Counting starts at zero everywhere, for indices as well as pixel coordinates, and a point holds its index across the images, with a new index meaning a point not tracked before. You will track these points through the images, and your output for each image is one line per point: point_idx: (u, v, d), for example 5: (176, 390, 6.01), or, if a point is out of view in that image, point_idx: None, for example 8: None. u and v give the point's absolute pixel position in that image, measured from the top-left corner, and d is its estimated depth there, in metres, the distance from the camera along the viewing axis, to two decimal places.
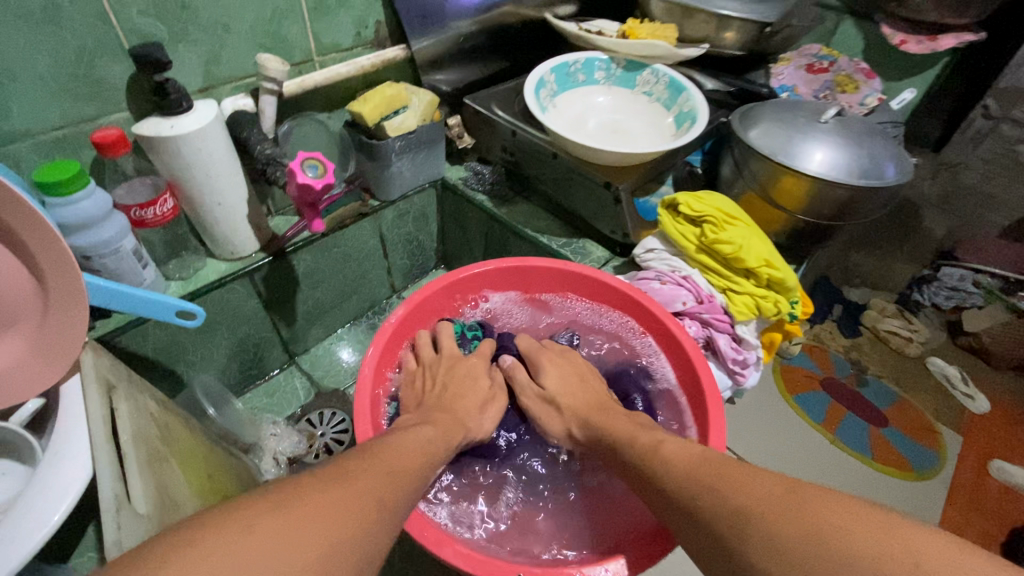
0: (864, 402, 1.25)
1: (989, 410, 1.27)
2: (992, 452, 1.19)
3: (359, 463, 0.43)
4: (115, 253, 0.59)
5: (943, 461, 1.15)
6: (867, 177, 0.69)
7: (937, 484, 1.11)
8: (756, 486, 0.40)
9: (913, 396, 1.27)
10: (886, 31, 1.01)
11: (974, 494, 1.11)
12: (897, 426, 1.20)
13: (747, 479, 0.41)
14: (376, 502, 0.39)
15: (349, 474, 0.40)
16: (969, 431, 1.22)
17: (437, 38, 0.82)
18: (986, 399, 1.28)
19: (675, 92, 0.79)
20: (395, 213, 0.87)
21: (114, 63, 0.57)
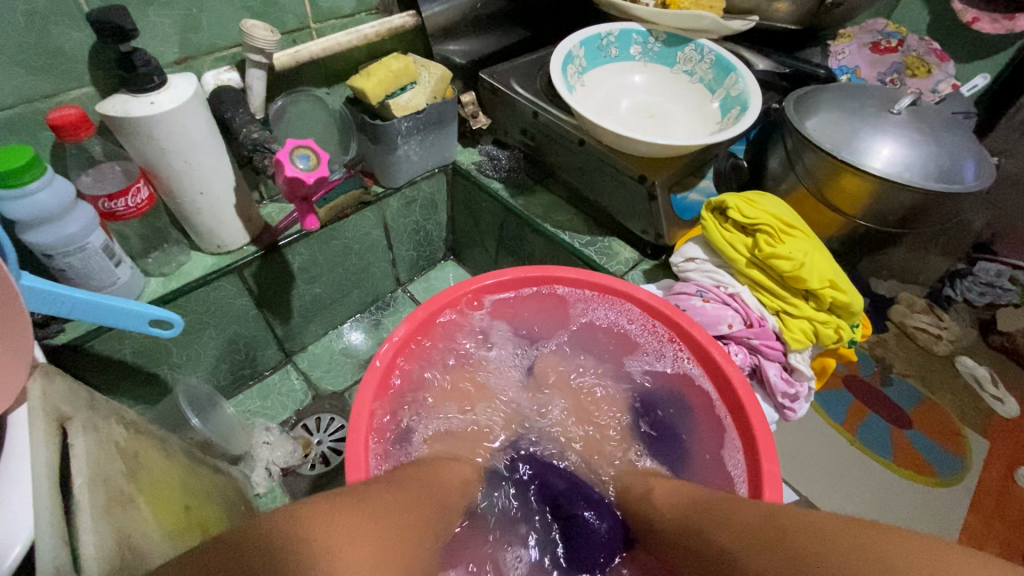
0: (890, 403, 1.16)
1: (1017, 414, 1.18)
2: (1018, 459, 1.10)
3: (367, 490, 0.39)
4: (82, 251, 0.52)
5: (967, 467, 1.08)
6: (943, 180, 0.60)
7: (960, 491, 1.05)
8: (743, 514, 0.38)
9: (939, 397, 1.18)
10: (957, 7, 0.91)
11: (999, 502, 1.04)
12: (921, 429, 1.12)
13: (734, 508, 0.39)
14: (381, 538, 0.35)
15: (353, 500, 0.36)
16: (995, 435, 1.14)
17: (450, 3, 0.72)
18: (1015, 403, 1.18)
19: (722, 72, 0.69)
20: (400, 201, 0.78)
21: (72, 29, 0.48)
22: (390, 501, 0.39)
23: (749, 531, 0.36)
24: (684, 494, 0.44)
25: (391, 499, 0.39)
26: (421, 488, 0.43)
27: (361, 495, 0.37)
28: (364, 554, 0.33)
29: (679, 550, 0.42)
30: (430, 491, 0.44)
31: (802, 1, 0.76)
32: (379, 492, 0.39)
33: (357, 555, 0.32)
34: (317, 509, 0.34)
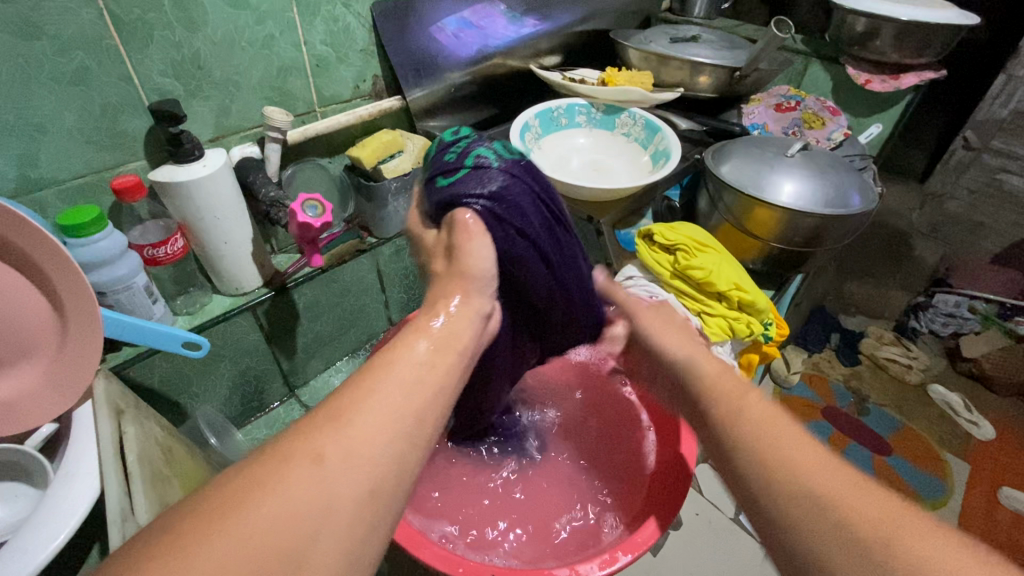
0: (869, 432, 1.24)
1: (993, 436, 1.26)
2: (1000, 479, 1.17)
3: (349, 407, 0.34)
4: (128, 289, 0.63)
5: (951, 492, 1.13)
6: (833, 206, 0.73)
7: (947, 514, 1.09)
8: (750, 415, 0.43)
9: (915, 423, 1.26)
10: (851, 72, 1.07)
11: (985, 524, 1.09)
12: (902, 455, 1.19)
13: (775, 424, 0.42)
14: (382, 442, 0.33)
15: (331, 430, 0.32)
16: (974, 457, 1.21)
17: (431, 89, 0.89)
18: (990, 425, 1.27)
19: (651, 132, 0.85)
20: (392, 249, 0.91)
21: (135, 117, 0.63)
22: (373, 416, 0.34)
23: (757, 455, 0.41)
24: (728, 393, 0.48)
25: (364, 414, 0.34)
26: (407, 381, 0.37)
27: (337, 418, 0.33)
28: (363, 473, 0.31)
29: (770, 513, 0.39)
30: (444, 372, 0.40)
31: (717, 75, 0.94)
32: (365, 408, 0.34)
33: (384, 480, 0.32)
34: (291, 454, 0.31)
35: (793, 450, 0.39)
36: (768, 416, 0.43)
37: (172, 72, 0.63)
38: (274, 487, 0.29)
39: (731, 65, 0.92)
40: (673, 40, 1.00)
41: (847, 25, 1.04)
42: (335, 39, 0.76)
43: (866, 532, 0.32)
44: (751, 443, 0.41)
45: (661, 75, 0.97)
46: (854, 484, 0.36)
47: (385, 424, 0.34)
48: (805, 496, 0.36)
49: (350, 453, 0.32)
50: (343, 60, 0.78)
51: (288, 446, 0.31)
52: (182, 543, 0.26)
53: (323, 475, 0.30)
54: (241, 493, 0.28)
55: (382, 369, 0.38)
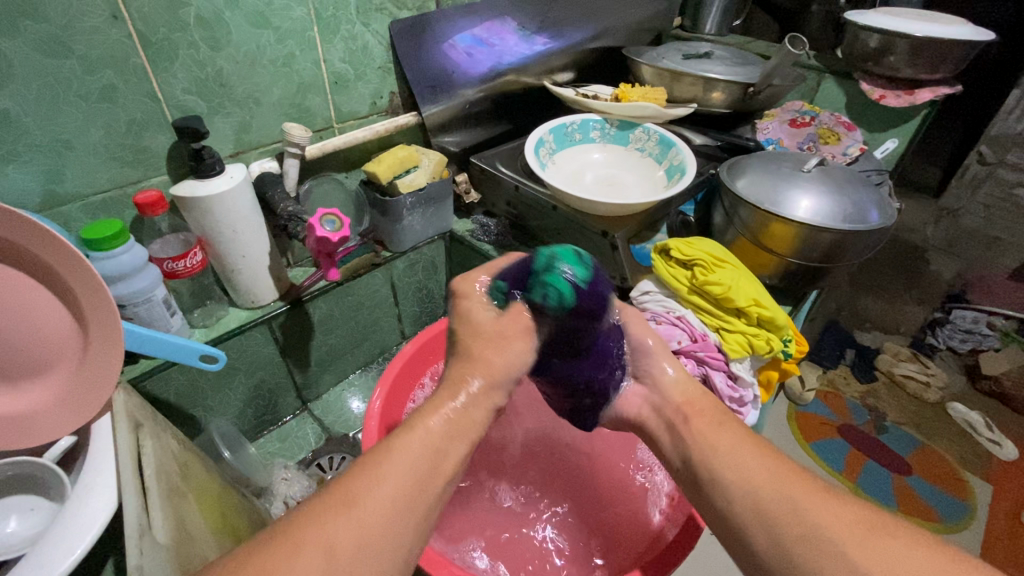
0: (888, 451, 1.21)
1: (1018, 456, 1.22)
2: None
3: (352, 490, 0.38)
4: (147, 301, 0.64)
5: (974, 514, 1.10)
6: (850, 221, 0.73)
7: (969, 536, 1.06)
8: (752, 464, 0.45)
9: (936, 443, 1.23)
10: (865, 87, 1.07)
11: (1012, 547, 1.05)
12: (922, 476, 1.16)
13: (746, 461, 0.45)
14: (374, 535, 0.36)
15: (335, 512, 0.36)
16: (1000, 478, 1.17)
17: (446, 105, 0.90)
18: (1014, 445, 1.23)
19: (665, 147, 0.85)
20: (406, 263, 0.91)
21: (158, 134, 0.64)
22: (377, 501, 0.38)
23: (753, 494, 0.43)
24: (724, 437, 0.48)
25: (366, 495, 0.38)
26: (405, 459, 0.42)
27: (341, 501, 0.37)
28: (353, 560, 0.35)
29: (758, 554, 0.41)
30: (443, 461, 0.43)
31: (731, 91, 0.95)
32: (367, 491, 0.38)
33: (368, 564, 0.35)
34: (305, 536, 0.35)
35: (791, 483, 0.42)
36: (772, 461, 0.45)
37: (195, 90, 0.64)
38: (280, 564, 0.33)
39: (744, 81, 0.92)
40: (686, 56, 1.01)
41: (859, 42, 1.04)
42: (354, 57, 0.77)
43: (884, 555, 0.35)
44: (762, 476, 0.44)
45: (674, 92, 0.98)
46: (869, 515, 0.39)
47: (388, 504, 0.38)
48: (810, 527, 0.39)
49: (354, 536, 0.36)
50: (361, 78, 0.80)
51: (297, 527, 0.35)
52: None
53: (329, 551, 0.34)
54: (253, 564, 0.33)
55: (385, 451, 0.42)
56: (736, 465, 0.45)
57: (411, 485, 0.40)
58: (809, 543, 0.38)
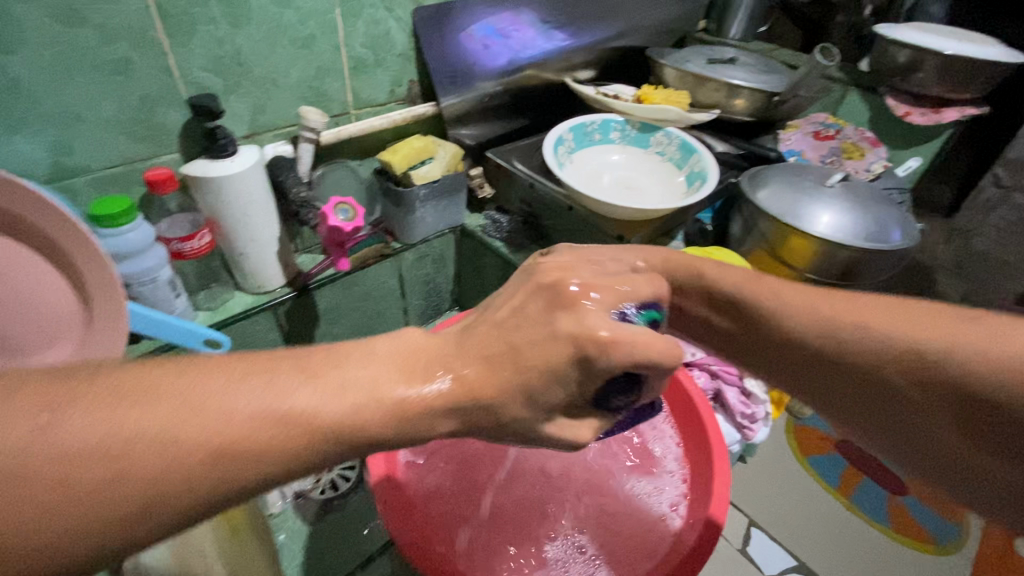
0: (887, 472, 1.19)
1: None
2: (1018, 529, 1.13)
3: (179, 390, 0.26)
4: (152, 282, 0.62)
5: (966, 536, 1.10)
6: (872, 240, 0.71)
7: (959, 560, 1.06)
8: (784, 292, 0.49)
9: None
10: (891, 102, 1.05)
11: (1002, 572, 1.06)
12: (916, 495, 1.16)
13: (777, 288, 0.49)
14: (206, 447, 0.25)
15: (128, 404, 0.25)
16: None
17: (465, 96, 0.88)
18: None
19: (686, 153, 0.83)
20: (415, 255, 0.90)
21: (172, 111, 0.62)
22: (253, 419, 0.27)
23: (775, 315, 0.48)
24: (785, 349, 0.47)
25: (186, 419, 0.26)
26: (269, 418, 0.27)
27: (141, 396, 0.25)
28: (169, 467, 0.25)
29: (809, 372, 0.46)
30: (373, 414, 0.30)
31: (755, 98, 0.93)
32: (231, 395, 0.27)
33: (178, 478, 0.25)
34: (171, 397, 0.26)
35: (791, 318, 0.47)
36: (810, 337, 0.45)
37: (213, 67, 0.63)
38: (117, 419, 0.24)
39: (770, 90, 0.91)
40: (711, 61, 0.99)
41: (888, 56, 1.02)
42: (375, 43, 0.75)
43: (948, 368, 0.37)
44: (768, 314, 0.48)
45: (697, 96, 0.96)
46: (849, 307, 0.44)
47: (264, 420, 0.27)
48: (834, 322, 0.44)
49: (192, 443, 0.25)
50: (381, 64, 0.78)
51: (147, 383, 0.26)
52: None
53: (147, 437, 0.25)
54: (90, 396, 0.25)
55: (287, 368, 0.29)
56: (764, 294, 0.49)
57: (227, 451, 0.26)
58: (836, 337, 0.44)
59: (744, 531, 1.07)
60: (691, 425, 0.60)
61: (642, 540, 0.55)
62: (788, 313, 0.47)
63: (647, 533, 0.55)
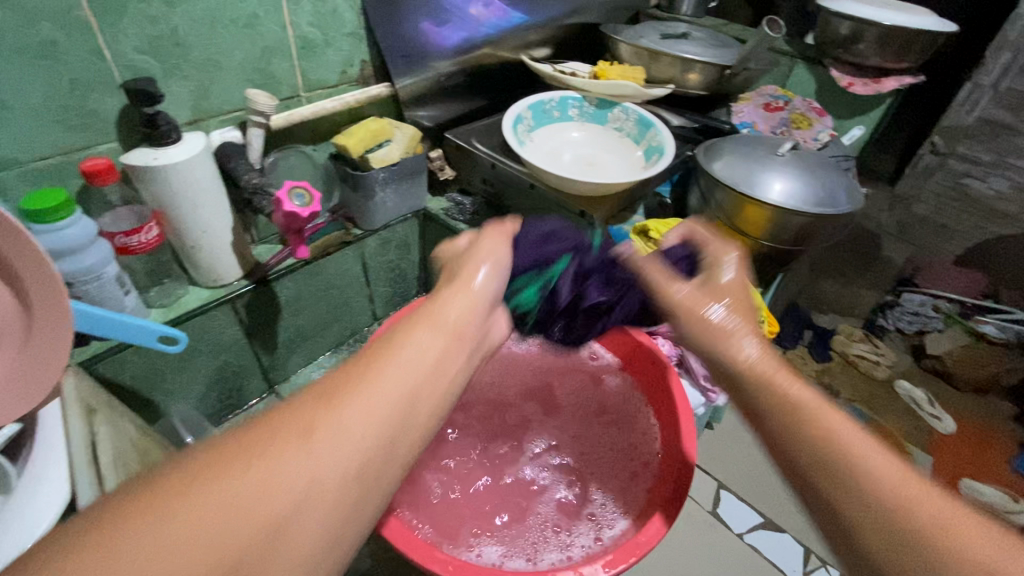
0: None
1: (955, 431, 1.30)
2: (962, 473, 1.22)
3: (305, 412, 0.30)
4: (98, 279, 0.59)
5: None
6: (822, 206, 0.74)
7: None
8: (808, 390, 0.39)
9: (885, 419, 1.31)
10: (834, 74, 1.09)
11: None
12: None
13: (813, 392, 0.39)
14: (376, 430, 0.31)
15: (366, 384, 0.33)
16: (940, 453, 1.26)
17: (420, 76, 0.86)
18: (952, 420, 1.31)
19: (644, 127, 0.84)
20: (378, 241, 0.88)
21: (107, 97, 0.59)
22: (375, 400, 0.32)
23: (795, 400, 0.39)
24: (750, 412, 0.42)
25: (312, 462, 0.28)
26: (375, 423, 0.31)
27: (367, 373, 0.33)
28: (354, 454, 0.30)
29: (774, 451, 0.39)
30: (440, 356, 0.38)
31: (708, 72, 0.95)
32: (343, 401, 0.31)
33: (375, 456, 0.31)
34: (310, 426, 0.29)
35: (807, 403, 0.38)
36: (767, 371, 0.42)
37: (148, 49, 0.59)
38: (287, 459, 0.28)
39: (721, 63, 0.93)
40: (664, 36, 1.00)
41: (831, 28, 1.05)
42: (322, 21, 0.72)
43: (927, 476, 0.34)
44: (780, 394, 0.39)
45: (653, 71, 0.97)
46: (862, 430, 0.36)
47: (391, 381, 0.34)
48: (836, 430, 0.36)
49: (352, 435, 0.30)
50: (330, 44, 0.75)
51: (264, 426, 0.29)
52: (152, 514, 0.24)
53: (315, 461, 0.28)
54: (245, 451, 0.27)
55: (359, 369, 0.34)
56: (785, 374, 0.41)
57: (354, 466, 0.30)
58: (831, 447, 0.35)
59: (714, 493, 1.12)
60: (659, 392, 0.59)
61: (610, 506, 0.52)
62: (812, 404, 0.38)
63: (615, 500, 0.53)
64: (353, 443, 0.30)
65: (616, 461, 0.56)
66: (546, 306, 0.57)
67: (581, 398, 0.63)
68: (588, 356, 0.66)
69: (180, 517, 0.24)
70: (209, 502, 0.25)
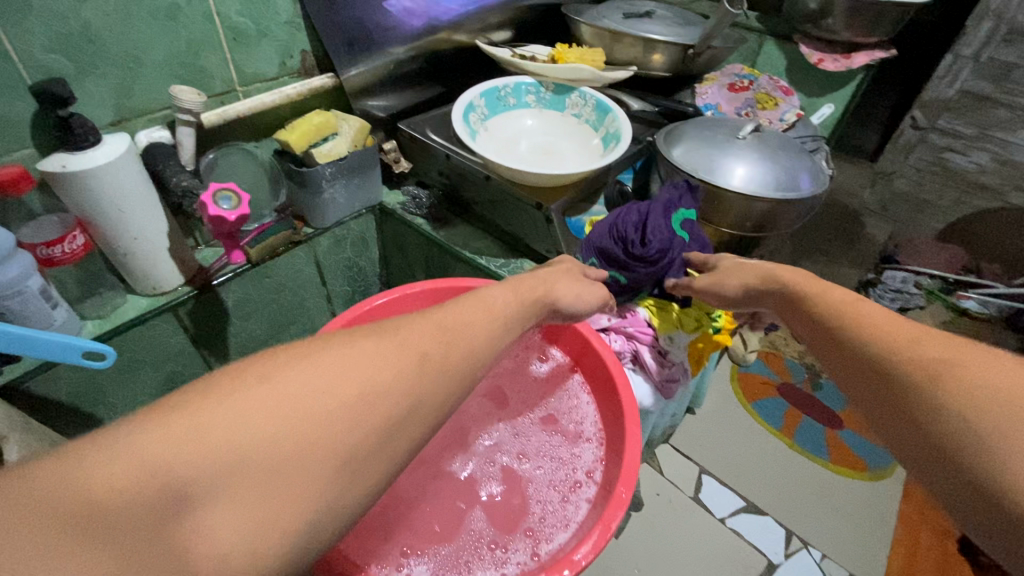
0: (823, 407, 1.27)
1: None
2: None
3: (335, 345, 0.29)
4: (21, 295, 0.56)
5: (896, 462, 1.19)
6: (782, 190, 0.72)
7: (892, 481, 1.14)
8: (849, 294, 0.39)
9: None
10: (804, 50, 1.05)
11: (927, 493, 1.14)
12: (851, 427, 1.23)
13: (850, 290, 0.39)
14: (397, 370, 0.29)
15: (337, 347, 0.29)
16: None
17: (369, 65, 0.82)
18: None
19: (602, 113, 0.81)
20: (331, 240, 0.85)
21: (16, 100, 0.55)
22: (408, 342, 0.31)
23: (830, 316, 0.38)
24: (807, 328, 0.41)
25: (332, 383, 0.27)
26: (392, 372, 0.29)
27: (392, 326, 0.32)
28: (375, 383, 0.28)
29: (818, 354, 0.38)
30: (479, 326, 0.36)
31: (670, 53, 0.91)
32: (364, 342, 0.30)
33: (387, 397, 0.28)
34: (331, 349, 0.29)
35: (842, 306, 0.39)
36: (817, 288, 0.42)
37: (58, 47, 0.55)
38: (300, 386, 0.26)
39: (684, 42, 0.89)
40: (626, 16, 0.96)
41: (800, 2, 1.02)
42: (254, 10, 0.68)
43: (940, 396, 0.28)
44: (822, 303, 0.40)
45: (614, 53, 0.94)
46: (886, 318, 0.35)
47: (421, 332, 0.32)
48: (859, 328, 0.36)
49: (374, 372, 0.29)
50: (265, 34, 0.71)
51: (291, 354, 0.28)
52: (123, 436, 0.22)
53: (330, 381, 0.27)
54: (252, 373, 0.26)
55: (391, 326, 0.33)
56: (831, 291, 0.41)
57: (366, 395, 0.28)
58: (866, 343, 0.34)
59: (694, 479, 1.12)
60: (606, 398, 0.59)
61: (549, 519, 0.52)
62: (840, 304, 0.39)
63: (556, 513, 0.52)
64: (376, 372, 0.29)
65: (560, 466, 0.56)
66: (612, 259, 0.60)
67: (531, 403, 0.62)
68: (538, 359, 0.65)
69: (172, 428, 0.23)
70: (217, 417, 0.24)
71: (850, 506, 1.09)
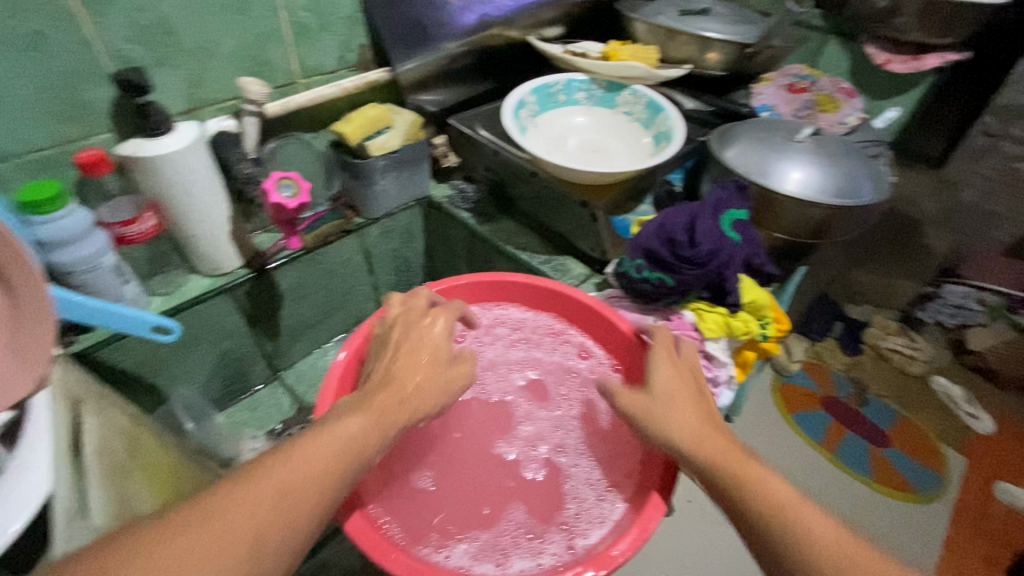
0: (868, 424, 1.24)
1: (993, 429, 1.26)
2: (994, 476, 1.17)
3: (201, 508, 0.34)
4: (95, 269, 0.60)
5: (946, 485, 1.14)
6: (842, 196, 0.69)
7: (939, 507, 1.11)
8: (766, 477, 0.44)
9: (916, 417, 1.25)
10: (870, 51, 1.01)
11: (978, 519, 1.10)
12: (899, 447, 1.19)
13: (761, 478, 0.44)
14: (265, 520, 0.35)
15: (199, 514, 0.34)
16: (973, 452, 1.21)
17: (424, 59, 0.83)
18: (990, 419, 1.27)
19: (654, 112, 0.80)
20: (380, 230, 0.88)
21: (99, 87, 0.59)
22: (274, 487, 0.36)
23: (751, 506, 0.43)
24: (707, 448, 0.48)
25: (198, 546, 0.32)
26: (259, 523, 0.35)
27: (260, 471, 0.37)
28: (239, 539, 0.33)
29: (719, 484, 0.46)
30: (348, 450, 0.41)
31: (727, 51, 0.89)
32: (234, 497, 0.35)
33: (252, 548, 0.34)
34: (203, 514, 0.34)
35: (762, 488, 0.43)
36: (720, 455, 0.46)
37: (138, 38, 0.59)
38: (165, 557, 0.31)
39: (742, 40, 0.87)
40: (683, 13, 0.94)
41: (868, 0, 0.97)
42: (317, 4, 0.71)
43: (757, 515, 0.43)
44: (750, 487, 0.44)
45: (668, 51, 0.92)
46: (765, 473, 0.45)
47: (290, 473, 0.37)
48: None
49: (239, 528, 0.34)
50: (327, 29, 0.74)
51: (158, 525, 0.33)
52: None
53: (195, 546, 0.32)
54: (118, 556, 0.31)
55: (260, 469, 0.37)
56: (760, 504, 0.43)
57: (232, 549, 0.33)
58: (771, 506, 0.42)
59: None
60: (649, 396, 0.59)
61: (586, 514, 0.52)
62: (767, 490, 0.43)
63: (595, 509, 0.52)
64: (240, 527, 0.34)
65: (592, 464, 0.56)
66: (659, 261, 0.59)
67: (569, 399, 0.62)
68: (577, 355, 0.65)
69: None
70: None
71: (892, 528, 1.06)
